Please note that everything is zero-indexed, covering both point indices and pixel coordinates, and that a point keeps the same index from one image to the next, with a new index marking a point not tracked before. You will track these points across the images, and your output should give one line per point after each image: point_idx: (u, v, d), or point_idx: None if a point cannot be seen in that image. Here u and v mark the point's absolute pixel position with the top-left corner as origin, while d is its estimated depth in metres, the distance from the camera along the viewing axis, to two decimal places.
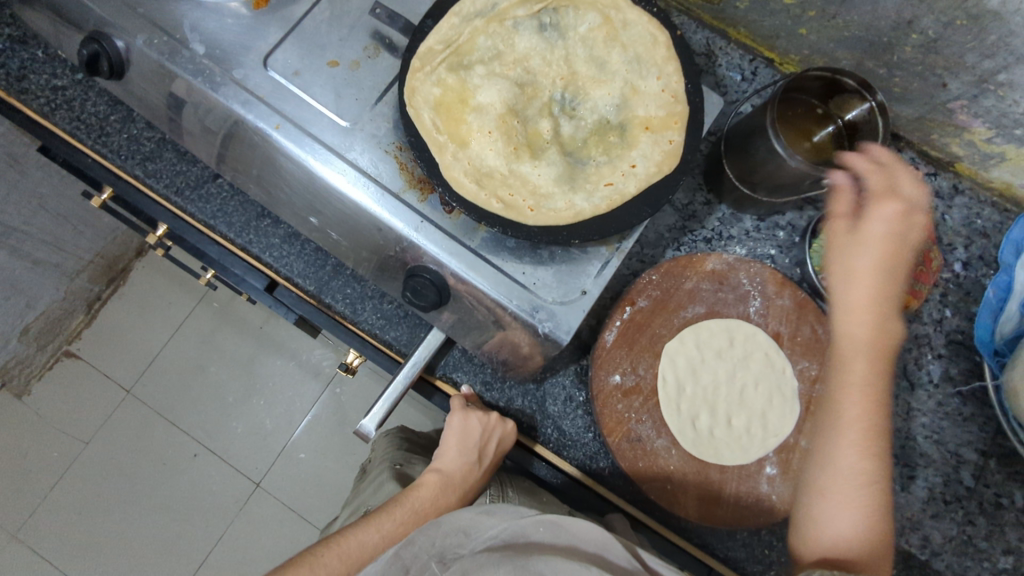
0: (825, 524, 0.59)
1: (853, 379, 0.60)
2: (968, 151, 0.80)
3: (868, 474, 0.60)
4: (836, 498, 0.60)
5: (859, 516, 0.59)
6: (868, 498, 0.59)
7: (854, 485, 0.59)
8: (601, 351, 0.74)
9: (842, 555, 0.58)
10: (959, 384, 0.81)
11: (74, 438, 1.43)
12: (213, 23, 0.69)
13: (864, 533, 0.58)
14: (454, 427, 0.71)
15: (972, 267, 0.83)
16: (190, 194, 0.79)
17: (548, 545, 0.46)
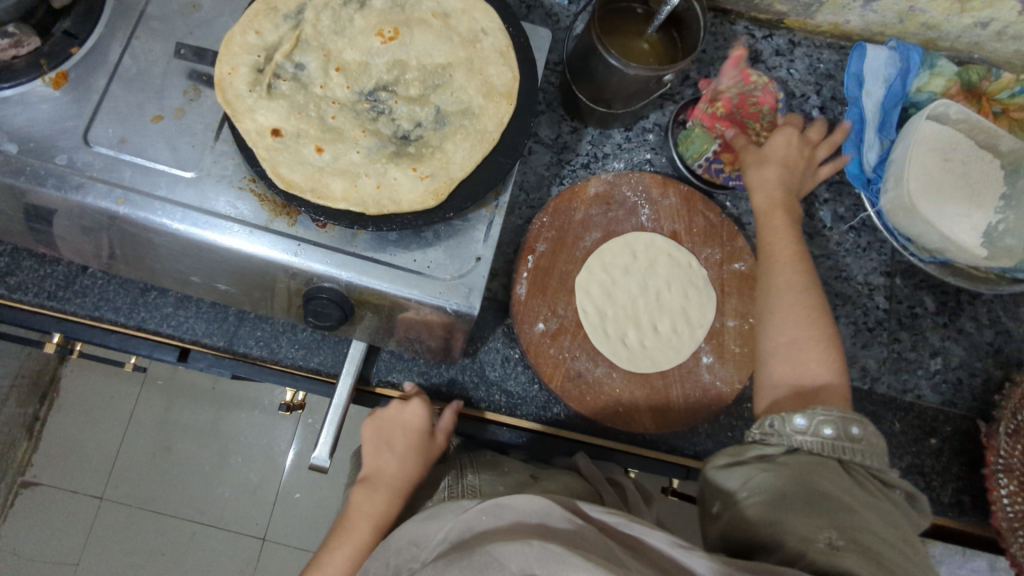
0: (788, 346, 0.64)
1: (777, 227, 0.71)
2: (790, 5, 0.83)
3: (809, 292, 0.66)
4: (800, 324, 0.65)
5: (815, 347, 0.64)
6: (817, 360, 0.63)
7: (807, 341, 0.64)
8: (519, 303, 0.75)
9: (802, 372, 0.63)
10: (849, 221, 0.85)
11: (62, 562, 1.40)
12: (17, 117, 0.65)
13: (823, 352, 0.64)
14: (399, 419, 0.72)
15: (829, 109, 0.86)
16: (64, 294, 0.76)
17: (494, 531, 0.48)
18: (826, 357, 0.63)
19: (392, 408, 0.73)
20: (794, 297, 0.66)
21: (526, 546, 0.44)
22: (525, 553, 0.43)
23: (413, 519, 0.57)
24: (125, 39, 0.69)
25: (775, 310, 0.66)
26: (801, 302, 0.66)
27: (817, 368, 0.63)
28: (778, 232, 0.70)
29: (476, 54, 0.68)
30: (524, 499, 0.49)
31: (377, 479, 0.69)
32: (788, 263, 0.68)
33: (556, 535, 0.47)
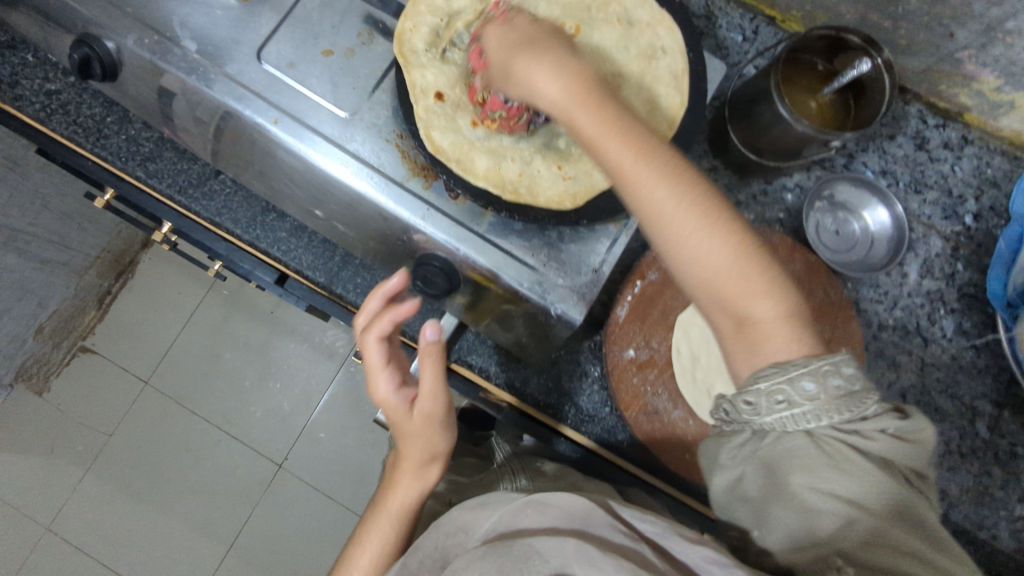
0: (707, 272, 0.56)
1: (713, 235, 0.57)
2: (976, 100, 0.80)
3: (781, 312, 0.55)
4: (721, 276, 0.56)
5: (767, 303, 0.56)
6: (743, 273, 0.56)
7: (714, 242, 0.56)
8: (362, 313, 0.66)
9: (763, 328, 0.56)
10: (972, 337, 0.80)
11: (97, 430, 1.46)
12: (202, 18, 0.67)
13: (729, 271, 0.56)
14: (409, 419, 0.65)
15: (983, 218, 0.82)
16: (193, 193, 0.79)
17: (538, 525, 0.51)
18: (786, 311, 0.56)
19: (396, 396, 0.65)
20: (756, 291, 0.56)
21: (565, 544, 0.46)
22: (566, 552, 0.45)
23: (465, 507, 0.59)
24: None
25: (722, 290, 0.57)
26: (755, 277, 0.56)
27: (789, 319, 0.56)
28: (549, 80, 0.60)
29: (647, 70, 0.67)
30: (568, 499, 0.52)
31: (415, 457, 0.65)
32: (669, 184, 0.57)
33: (598, 539, 0.48)
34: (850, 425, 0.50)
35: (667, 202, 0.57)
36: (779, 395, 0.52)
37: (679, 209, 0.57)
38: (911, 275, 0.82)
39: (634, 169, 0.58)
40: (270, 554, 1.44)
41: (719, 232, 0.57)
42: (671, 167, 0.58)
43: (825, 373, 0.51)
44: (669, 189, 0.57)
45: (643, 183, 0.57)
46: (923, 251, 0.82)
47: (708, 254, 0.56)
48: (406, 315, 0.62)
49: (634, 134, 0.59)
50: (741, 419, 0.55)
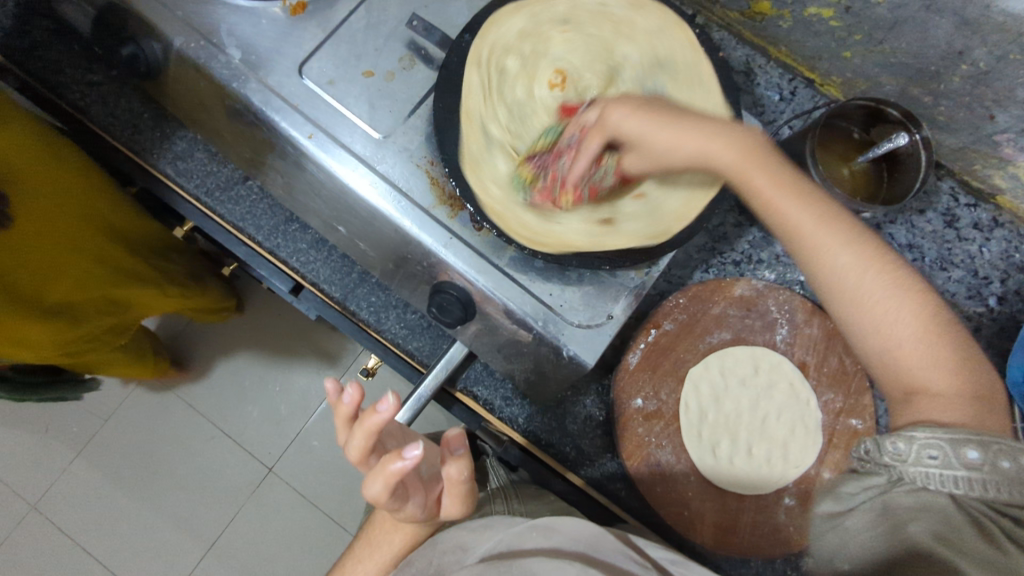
0: (878, 340, 0.53)
1: (878, 287, 0.53)
2: (1011, 183, 0.79)
3: (961, 386, 0.49)
4: (873, 327, 0.53)
5: (937, 368, 0.50)
6: (921, 336, 0.51)
7: (891, 296, 0.52)
8: (350, 420, 0.53)
9: (930, 386, 0.50)
10: (988, 423, 0.78)
11: (94, 414, 1.46)
12: (249, 28, 0.68)
13: (928, 345, 0.51)
14: (427, 512, 0.59)
15: (1007, 302, 0.81)
16: (220, 196, 0.81)
17: (543, 547, 0.56)
18: (974, 387, 0.49)
19: (416, 504, 0.57)
20: (916, 330, 0.51)
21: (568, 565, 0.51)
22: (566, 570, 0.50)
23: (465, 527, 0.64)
24: None
25: (885, 357, 0.53)
26: (936, 339, 0.51)
27: (975, 400, 0.49)
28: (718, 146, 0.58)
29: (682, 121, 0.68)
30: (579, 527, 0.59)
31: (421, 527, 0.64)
32: (820, 219, 0.54)
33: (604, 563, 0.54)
34: (981, 496, 0.43)
35: (810, 216, 0.55)
36: (932, 450, 0.45)
37: (818, 227, 0.54)
38: None
39: (762, 179, 0.56)
40: (250, 558, 1.43)
41: (889, 277, 0.53)
42: (797, 190, 0.56)
43: (961, 442, 0.45)
44: (808, 207, 0.55)
45: (784, 202, 0.55)
46: None
47: (879, 308, 0.52)
48: (410, 468, 0.49)
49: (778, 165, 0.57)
50: (882, 461, 0.47)
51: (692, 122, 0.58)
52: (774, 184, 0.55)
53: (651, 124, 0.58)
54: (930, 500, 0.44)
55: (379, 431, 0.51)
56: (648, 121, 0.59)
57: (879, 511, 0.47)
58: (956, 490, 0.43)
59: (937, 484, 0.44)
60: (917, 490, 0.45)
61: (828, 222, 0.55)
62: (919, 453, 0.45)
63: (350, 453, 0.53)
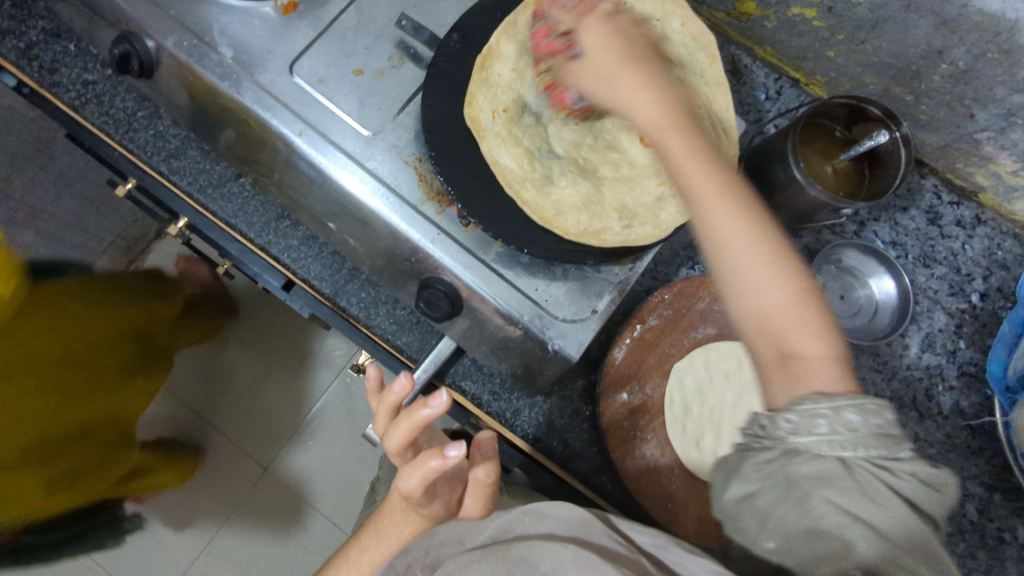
0: (750, 305, 0.46)
1: (736, 232, 0.47)
2: (992, 181, 0.80)
3: (832, 353, 0.44)
4: (748, 285, 0.46)
5: (812, 334, 0.44)
6: (793, 302, 0.45)
7: (757, 257, 0.46)
8: (395, 410, 0.55)
9: (815, 380, 0.44)
10: (969, 418, 0.79)
11: None
12: (241, 27, 0.69)
13: (799, 306, 0.45)
14: (448, 511, 0.61)
15: (989, 299, 0.82)
16: (213, 193, 0.82)
17: (534, 534, 0.59)
18: (836, 350, 0.44)
19: (441, 504, 0.59)
20: (766, 292, 0.46)
21: (562, 548, 0.53)
22: (560, 556, 0.52)
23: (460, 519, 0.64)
24: None
25: (766, 332, 0.45)
26: (803, 314, 0.45)
27: (837, 360, 0.44)
28: (636, 103, 0.54)
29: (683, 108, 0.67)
30: (565, 510, 0.62)
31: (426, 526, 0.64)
32: (714, 179, 0.49)
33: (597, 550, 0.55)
34: (883, 459, 0.42)
35: (706, 169, 0.50)
36: (820, 419, 0.41)
37: (716, 185, 0.49)
38: (912, 348, 0.82)
39: (676, 141, 0.52)
40: None
41: (751, 233, 0.47)
42: (717, 171, 0.50)
43: (864, 408, 0.41)
44: (698, 160, 0.51)
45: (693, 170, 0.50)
46: (926, 325, 0.82)
47: (746, 281, 0.46)
48: (449, 466, 0.51)
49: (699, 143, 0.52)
50: (776, 435, 0.43)
51: (646, 73, 0.56)
52: (685, 154, 0.50)
53: (611, 56, 0.56)
54: (827, 467, 0.41)
55: (424, 425, 0.53)
56: (618, 70, 0.56)
57: (783, 484, 0.42)
58: (869, 456, 0.42)
59: (850, 452, 0.42)
60: (817, 456, 0.42)
61: (706, 175, 0.49)
62: (805, 416, 0.42)
63: (389, 443, 0.54)
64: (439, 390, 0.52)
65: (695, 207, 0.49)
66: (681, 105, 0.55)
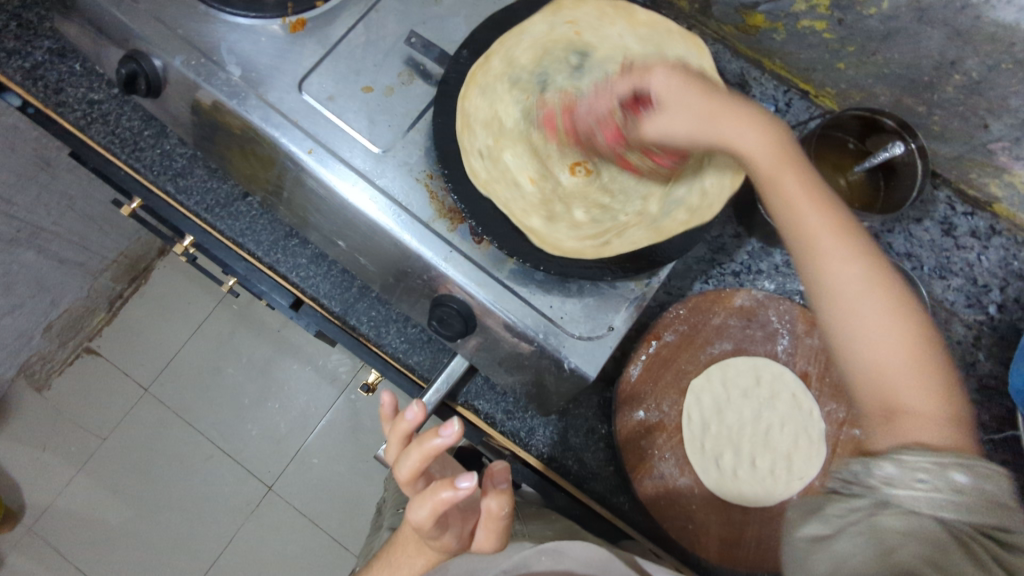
0: (865, 352, 0.49)
1: (849, 285, 0.50)
2: (1007, 191, 0.80)
3: (940, 412, 0.46)
4: (865, 337, 0.49)
5: (926, 393, 0.47)
6: (908, 362, 0.48)
7: (883, 308, 0.49)
8: (407, 439, 0.54)
9: (919, 433, 0.45)
10: (990, 431, 0.78)
11: (91, 434, 1.44)
12: (249, 45, 0.69)
13: (933, 386, 0.47)
14: (458, 542, 0.58)
15: (1007, 310, 0.81)
16: (220, 212, 0.81)
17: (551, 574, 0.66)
18: (951, 411, 0.46)
19: (451, 536, 0.56)
20: (895, 338, 0.48)
21: None
22: None
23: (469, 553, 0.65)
24: (366, 7, 0.71)
25: (886, 389, 0.48)
26: (920, 369, 0.47)
27: (952, 423, 0.46)
28: (744, 137, 0.57)
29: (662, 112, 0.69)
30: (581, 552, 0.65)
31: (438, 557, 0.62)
32: (836, 231, 0.51)
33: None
34: (988, 519, 0.42)
35: (827, 211, 0.53)
36: (923, 473, 0.43)
37: (828, 232, 0.51)
38: None
39: (788, 181, 0.54)
40: None
41: (887, 301, 0.49)
42: (847, 225, 0.52)
43: (946, 463, 0.43)
44: (825, 214, 0.52)
45: (826, 247, 0.51)
46: (944, 337, 0.81)
47: (871, 329, 0.49)
48: (460, 498, 0.49)
49: (821, 188, 0.54)
50: (868, 484, 0.45)
51: (740, 103, 0.59)
52: (799, 195, 0.54)
53: (696, 97, 0.59)
54: (919, 523, 0.42)
55: (435, 454, 0.51)
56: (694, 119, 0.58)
57: (864, 533, 0.44)
58: (970, 519, 0.42)
59: (945, 513, 0.42)
60: (909, 512, 0.43)
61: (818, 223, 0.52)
62: (910, 466, 0.43)
63: (400, 472, 0.52)
64: (450, 419, 0.49)
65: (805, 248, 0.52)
66: (785, 134, 0.58)
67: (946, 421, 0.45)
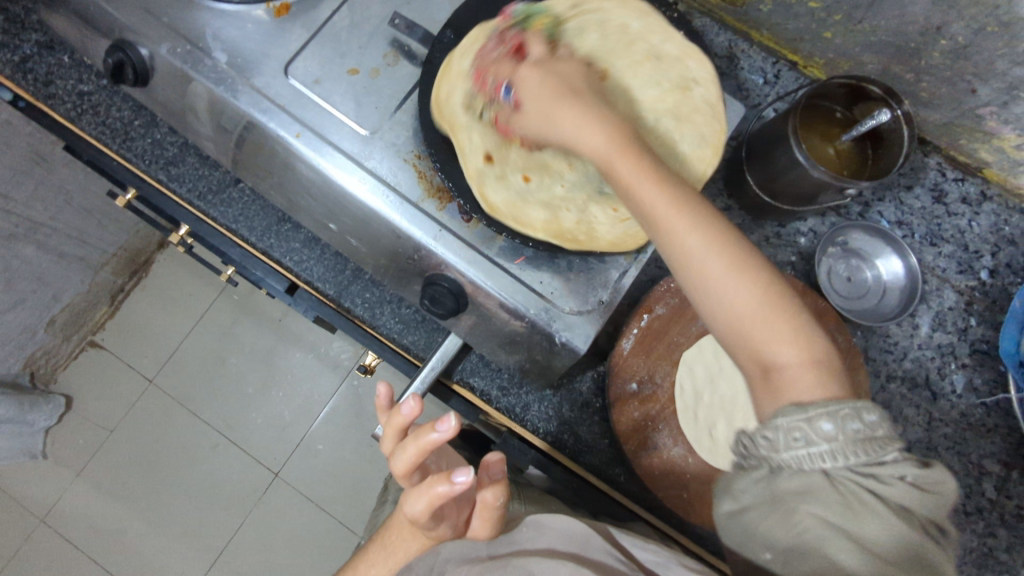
0: (713, 312, 0.48)
1: (710, 252, 0.48)
2: (997, 157, 0.80)
3: (817, 361, 0.46)
4: (717, 281, 0.48)
5: (790, 343, 0.46)
6: (763, 305, 0.47)
7: (716, 264, 0.48)
8: (404, 431, 0.53)
9: (803, 389, 0.45)
10: (983, 395, 0.79)
11: (98, 426, 1.46)
12: (233, 32, 0.69)
13: (811, 347, 0.46)
14: (454, 531, 0.60)
15: (998, 275, 0.82)
16: (212, 199, 0.82)
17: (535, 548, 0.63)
18: (815, 356, 0.46)
19: (448, 527, 0.58)
20: (735, 296, 0.47)
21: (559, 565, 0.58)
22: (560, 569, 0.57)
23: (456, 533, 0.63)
24: None
25: (751, 343, 0.47)
26: (767, 323, 0.47)
27: (823, 368, 0.46)
28: (585, 136, 0.56)
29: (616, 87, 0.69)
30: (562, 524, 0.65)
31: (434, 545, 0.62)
32: (679, 205, 0.50)
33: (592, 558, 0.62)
34: (867, 467, 0.42)
35: (668, 196, 0.51)
36: (797, 432, 0.43)
37: (671, 211, 0.50)
38: (923, 327, 0.81)
39: (623, 168, 0.53)
40: (258, 563, 1.43)
41: (728, 260, 0.48)
42: (684, 200, 0.51)
43: (842, 415, 0.43)
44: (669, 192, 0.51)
45: (678, 227, 0.49)
46: (936, 304, 0.81)
47: (713, 279, 0.48)
48: (456, 492, 0.50)
49: (654, 168, 0.53)
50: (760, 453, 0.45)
51: (580, 102, 0.58)
52: (642, 180, 0.51)
53: (609, 112, 0.57)
54: (809, 481, 0.42)
55: (432, 448, 0.52)
56: (580, 114, 0.56)
57: (770, 501, 0.44)
58: (852, 467, 0.42)
59: (831, 464, 0.42)
60: (803, 471, 0.43)
61: (654, 191, 0.51)
62: (788, 432, 0.43)
63: (396, 465, 0.53)
64: (449, 414, 0.50)
65: (660, 224, 0.50)
66: (626, 132, 0.56)
67: (834, 375, 0.45)
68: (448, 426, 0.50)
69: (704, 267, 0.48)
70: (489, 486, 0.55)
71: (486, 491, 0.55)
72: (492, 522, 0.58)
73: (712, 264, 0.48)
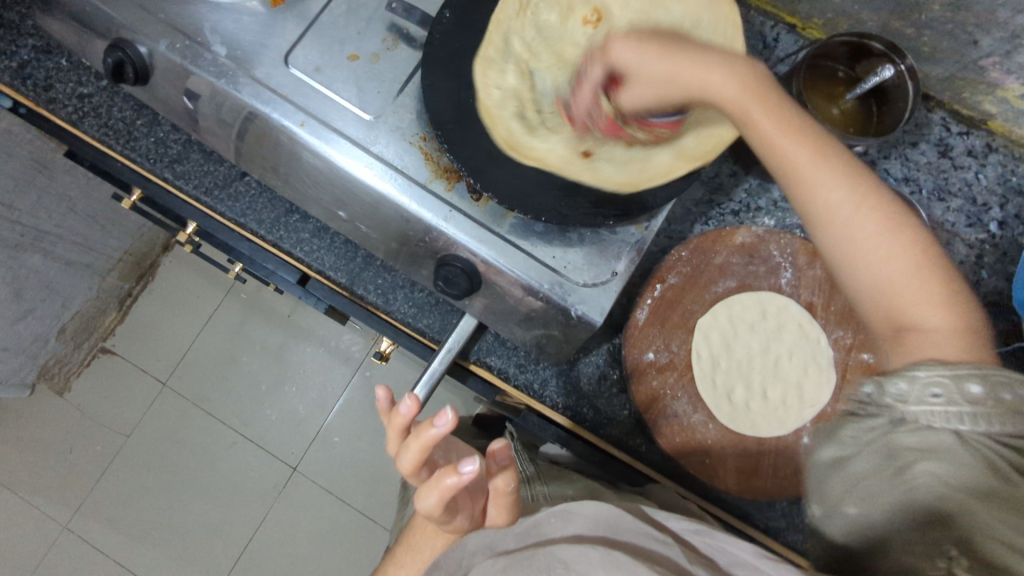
0: (870, 279, 0.51)
1: (868, 218, 0.51)
2: (1001, 107, 0.80)
3: (962, 327, 0.48)
4: (880, 253, 0.51)
5: (947, 309, 0.49)
6: (912, 270, 0.50)
7: (876, 237, 0.51)
8: (405, 431, 0.54)
9: (937, 350, 0.48)
10: (997, 346, 0.79)
11: (115, 430, 1.47)
12: (232, 24, 0.69)
13: (954, 310, 0.49)
14: (472, 522, 0.60)
15: (1008, 226, 0.82)
16: (218, 194, 0.82)
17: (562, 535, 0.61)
18: (960, 320, 0.49)
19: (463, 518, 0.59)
20: (897, 259, 0.50)
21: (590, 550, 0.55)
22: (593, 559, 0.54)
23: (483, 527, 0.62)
24: None
25: (882, 307, 0.51)
26: (922, 281, 0.50)
27: (965, 334, 0.48)
28: (720, 83, 0.57)
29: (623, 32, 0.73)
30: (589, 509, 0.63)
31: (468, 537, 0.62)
32: (810, 158, 0.53)
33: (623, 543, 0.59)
34: (980, 430, 0.45)
35: (796, 142, 0.54)
36: (936, 388, 0.46)
37: (812, 165, 0.53)
38: None
39: (757, 115, 0.56)
40: (284, 556, 1.45)
41: (881, 216, 0.51)
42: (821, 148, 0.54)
43: (961, 376, 0.46)
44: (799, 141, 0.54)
45: (819, 181, 0.52)
46: (947, 259, 0.82)
47: (871, 251, 0.51)
48: (465, 482, 0.51)
49: (798, 123, 0.55)
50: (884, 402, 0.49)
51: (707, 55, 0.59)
52: (779, 130, 0.55)
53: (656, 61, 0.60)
54: (935, 439, 0.47)
55: (434, 442, 0.52)
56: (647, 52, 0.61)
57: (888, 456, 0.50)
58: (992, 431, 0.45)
59: (943, 423, 0.46)
60: (924, 429, 0.47)
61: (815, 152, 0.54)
62: (920, 385, 0.47)
63: (401, 464, 0.54)
64: (443, 407, 0.50)
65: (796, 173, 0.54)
66: (763, 79, 0.57)
67: (959, 333, 0.48)
68: (441, 421, 0.50)
69: (834, 222, 0.52)
70: (499, 473, 0.55)
71: (496, 476, 0.56)
72: (507, 507, 0.59)
73: (870, 228, 0.51)
